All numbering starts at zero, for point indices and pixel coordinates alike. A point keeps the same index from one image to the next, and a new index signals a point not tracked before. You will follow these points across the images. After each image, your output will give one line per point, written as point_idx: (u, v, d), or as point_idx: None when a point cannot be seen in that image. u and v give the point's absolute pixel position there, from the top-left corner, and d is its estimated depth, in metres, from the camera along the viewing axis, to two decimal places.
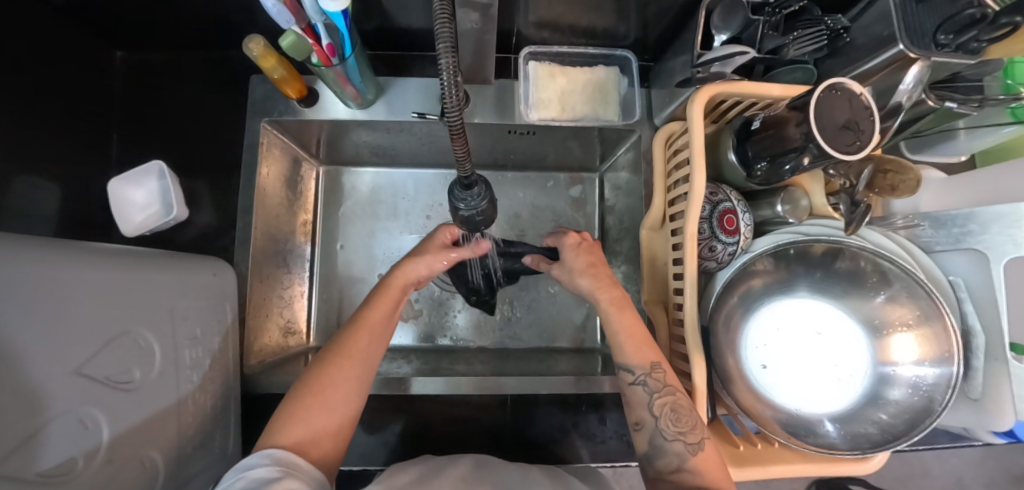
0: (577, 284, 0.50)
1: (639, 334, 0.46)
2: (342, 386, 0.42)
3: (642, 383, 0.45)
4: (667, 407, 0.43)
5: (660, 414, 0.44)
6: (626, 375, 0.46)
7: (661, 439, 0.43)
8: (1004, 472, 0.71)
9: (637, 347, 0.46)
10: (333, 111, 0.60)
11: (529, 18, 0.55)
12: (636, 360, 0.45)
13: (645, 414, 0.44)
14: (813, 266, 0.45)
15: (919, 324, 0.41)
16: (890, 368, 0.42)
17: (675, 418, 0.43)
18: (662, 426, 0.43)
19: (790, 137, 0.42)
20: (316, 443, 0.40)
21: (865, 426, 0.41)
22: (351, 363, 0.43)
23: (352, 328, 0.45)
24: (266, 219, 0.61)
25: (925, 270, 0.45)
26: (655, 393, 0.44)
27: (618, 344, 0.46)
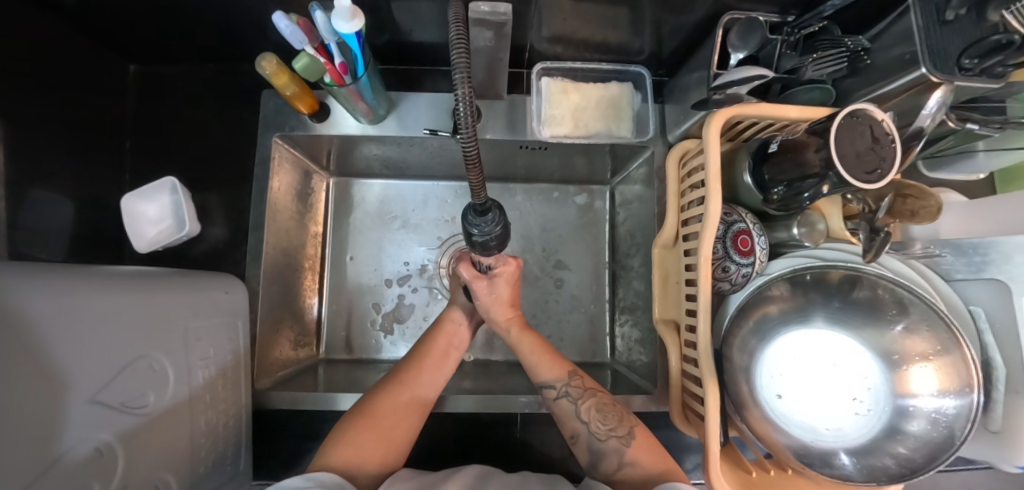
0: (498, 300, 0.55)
1: (537, 349, 0.54)
2: (399, 412, 0.48)
3: (564, 394, 0.51)
4: (593, 410, 0.49)
5: (589, 418, 0.49)
6: (550, 391, 0.52)
7: (597, 441, 0.48)
8: None
9: (548, 362, 0.53)
10: (344, 126, 0.60)
11: (542, 35, 0.55)
12: (552, 376, 0.52)
13: (576, 424, 0.50)
14: (830, 294, 0.45)
15: (939, 357, 0.40)
16: (909, 401, 0.41)
17: (602, 418, 0.49)
18: (593, 430, 0.49)
19: (808, 163, 0.41)
20: (366, 461, 0.44)
21: (882, 459, 0.41)
22: (408, 391, 0.49)
23: (412, 364, 0.52)
24: (277, 233, 0.61)
25: (944, 299, 0.44)
26: (578, 400, 0.51)
27: (533, 362, 0.54)
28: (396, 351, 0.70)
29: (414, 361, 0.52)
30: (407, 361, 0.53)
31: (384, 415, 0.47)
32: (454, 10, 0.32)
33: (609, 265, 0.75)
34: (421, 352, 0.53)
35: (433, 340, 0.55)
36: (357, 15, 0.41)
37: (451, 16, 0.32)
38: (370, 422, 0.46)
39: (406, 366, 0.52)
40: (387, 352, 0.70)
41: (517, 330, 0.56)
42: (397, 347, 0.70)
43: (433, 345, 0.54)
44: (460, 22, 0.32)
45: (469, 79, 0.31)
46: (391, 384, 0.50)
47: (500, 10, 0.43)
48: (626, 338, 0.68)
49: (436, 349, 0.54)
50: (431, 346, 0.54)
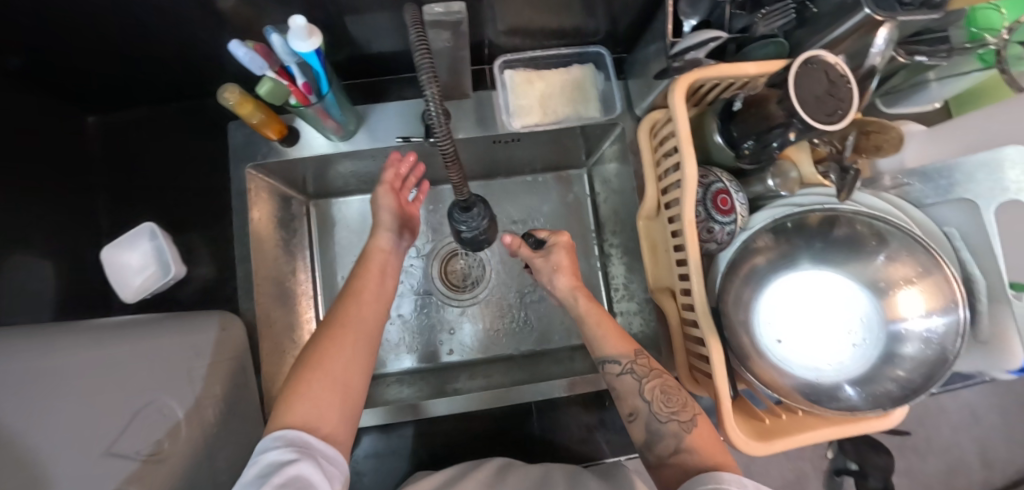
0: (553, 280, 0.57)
1: (607, 323, 0.53)
2: (345, 351, 0.43)
3: (629, 371, 0.49)
4: (658, 391, 0.47)
5: (651, 398, 0.47)
6: (613, 367, 0.50)
7: (657, 423, 0.46)
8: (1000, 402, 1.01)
9: (615, 339, 0.51)
10: (315, 147, 0.59)
11: (499, 28, 0.55)
12: (619, 352, 0.50)
13: (637, 402, 0.48)
14: (812, 236, 0.46)
15: (921, 278, 0.42)
16: (900, 325, 0.43)
17: (667, 400, 0.47)
18: (655, 410, 0.47)
19: (773, 114, 0.43)
20: (331, 410, 0.39)
21: (884, 385, 0.42)
22: (348, 330, 0.44)
23: (343, 303, 0.48)
24: (264, 264, 0.60)
25: (921, 225, 0.46)
26: (643, 379, 0.48)
27: (598, 336, 0.52)
28: (400, 363, 0.69)
29: (350, 302, 0.48)
30: (341, 298, 0.49)
31: (332, 357, 0.42)
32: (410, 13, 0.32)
33: (599, 246, 0.76)
34: (356, 290, 0.49)
35: (362, 284, 0.50)
36: (313, 33, 0.42)
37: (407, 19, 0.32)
38: (318, 361, 0.41)
39: (344, 305, 0.47)
40: (391, 365, 0.69)
41: (576, 295, 0.55)
42: (403, 359, 0.70)
43: (366, 273, 0.52)
44: (416, 22, 0.32)
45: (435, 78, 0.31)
46: (329, 326, 0.45)
47: (454, 9, 0.44)
48: (626, 314, 0.69)
49: (374, 277, 0.51)
50: (363, 291, 0.49)
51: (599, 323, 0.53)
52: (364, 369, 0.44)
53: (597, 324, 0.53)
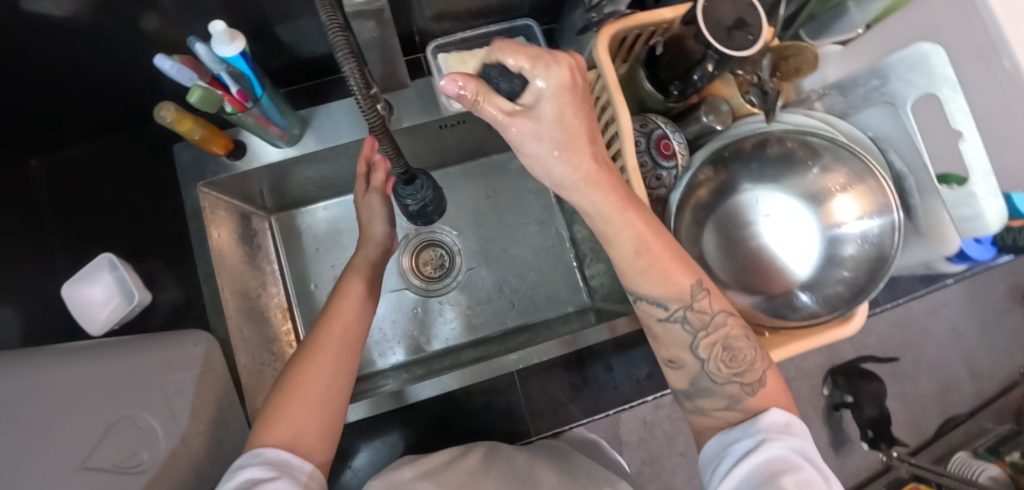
0: (562, 167, 0.33)
1: (649, 239, 0.38)
2: (325, 373, 0.41)
3: (679, 319, 0.41)
4: (717, 348, 0.41)
5: (707, 357, 0.41)
6: (656, 310, 0.41)
7: (709, 382, 0.42)
8: (917, 342, 1.37)
9: (660, 276, 0.39)
10: (265, 156, 0.60)
11: (426, 14, 0.56)
12: (665, 293, 0.40)
13: (685, 356, 0.42)
14: (747, 159, 0.47)
15: (853, 184, 0.44)
16: (838, 230, 0.45)
17: (727, 360, 0.41)
18: (710, 370, 0.41)
19: (692, 50, 0.44)
20: (307, 433, 0.38)
21: (834, 288, 0.45)
22: (325, 350, 0.43)
23: (323, 322, 0.46)
24: (233, 280, 0.60)
25: (848, 134, 0.48)
26: (698, 331, 0.41)
27: (638, 267, 0.39)
28: (388, 360, 0.70)
29: (329, 320, 0.46)
30: (322, 319, 0.47)
31: (311, 377, 0.40)
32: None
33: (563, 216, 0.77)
34: (336, 308, 0.48)
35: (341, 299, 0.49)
36: (236, 36, 0.42)
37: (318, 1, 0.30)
38: (300, 385, 0.39)
39: (324, 325, 0.45)
40: (380, 362, 0.70)
41: (632, 228, 0.37)
42: (389, 354, 0.70)
43: (346, 293, 0.50)
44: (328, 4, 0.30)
45: (355, 54, 0.30)
46: (310, 348, 0.43)
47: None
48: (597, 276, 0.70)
49: (353, 296, 0.49)
50: (341, 310, 0.48)
51: (641, 248, 0.38)
52: (346, 392, 0.43)
53: (649, 253, 0.38)
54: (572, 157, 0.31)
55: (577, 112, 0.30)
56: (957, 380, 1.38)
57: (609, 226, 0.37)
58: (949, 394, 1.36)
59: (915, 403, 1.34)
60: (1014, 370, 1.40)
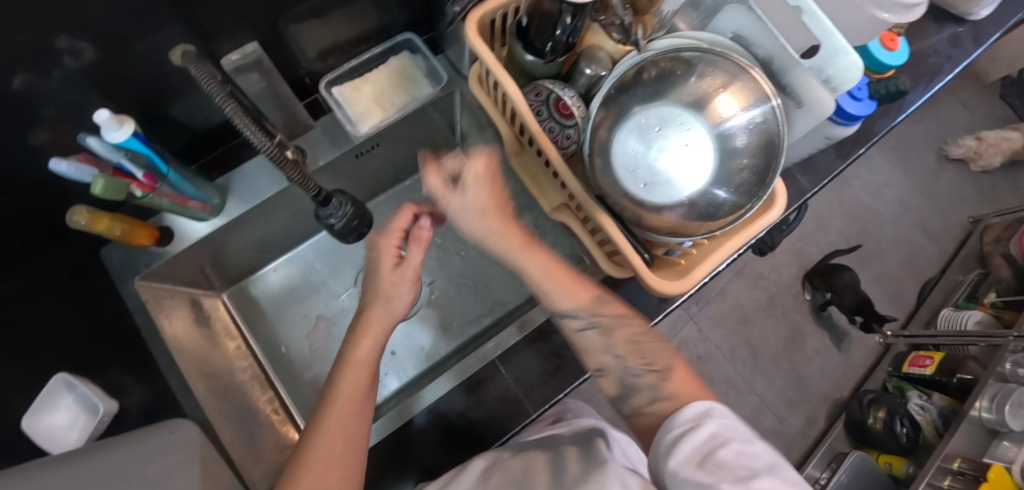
0: (483, 226, 0.44)
1: (556, 273, 0.48)
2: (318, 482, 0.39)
3: (590, 324, 0.48)
4: (630, 345, 0.48)
5: (623, 353, 0.48)
6: (572, 323, 0.49)
7: (631, 377, 0.47)
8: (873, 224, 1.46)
9: (570, 291, 0.48)
10: (193, 234, 0.60)
11: (309, 55, 0.59)
12: (577, 303, 0.48)
13: (607, 359, 0.48)
14: (632, 90, 0.50)
15: (729, 83, 0.47)
16: (726, 125, 0.47)
17: (638, 352, 0.48)
18: (627, 364, 0.48)
19: (550, 11, 0.48)
20: None
21: (740, 177, 0.47)
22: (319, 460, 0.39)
23: (319, 420, 0.42)
24: (194, 362, 0.59)
25: (710, 41, 0.51)
26: (609, 331, 0.48)
27: (549, 289, 0.48)
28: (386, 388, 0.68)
29: (324, 417, 0.42)
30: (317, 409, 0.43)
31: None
32: (190, 60, 0.34)
33: None
34: (338, 392, 0.43)
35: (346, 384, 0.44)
36: (124, 120, 0.44)
37: (189, 63, 0.34)
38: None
39: (315, 423, 0.42)
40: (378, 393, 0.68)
41: (534, 261, 0.47)
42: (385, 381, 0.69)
43: (352, 383, 0.44)
44: (207, 75, 0.33)
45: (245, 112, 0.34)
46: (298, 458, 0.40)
47: (249, 51, 0.51)
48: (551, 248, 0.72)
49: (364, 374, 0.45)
50: (347, 396, 0.43)
51: (548, 275, 0.48)
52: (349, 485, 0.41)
53: (557, 281, 0.48)
54: (483, 219, 0.44)
55: (488, 192, 0.43)
56: (920, 247, 1.47)
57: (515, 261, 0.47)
58: (917, 262, 1.44)
59: (890, 280, 1.41)
60: (964, 221, 1.50)
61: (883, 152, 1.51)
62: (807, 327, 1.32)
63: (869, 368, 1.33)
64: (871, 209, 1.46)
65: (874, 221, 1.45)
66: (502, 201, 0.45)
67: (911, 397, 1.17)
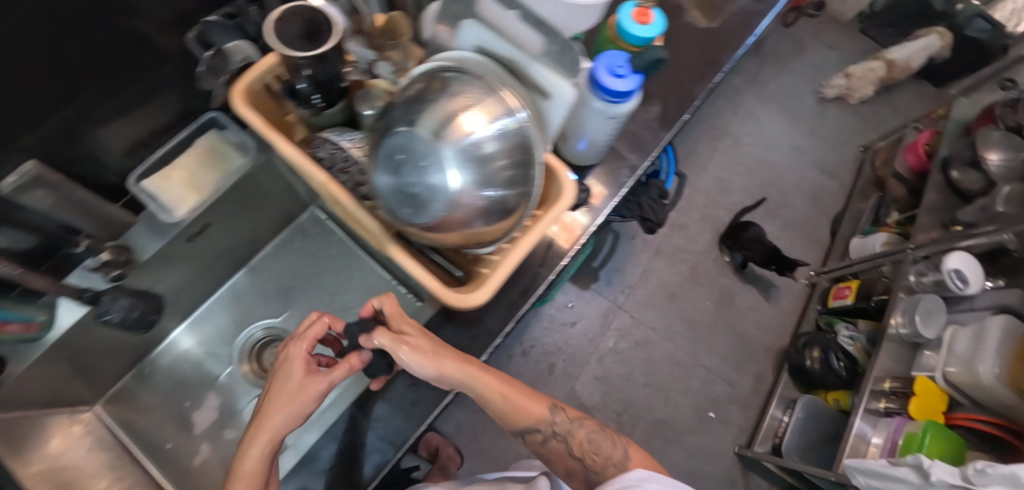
0: (434, 366, 0.52)
1: (504, 392, 0.57)
2: None
3: (552, 435, 0.57)
4: (584, 444, 0.56)
5: (581, 455, 0.55)
6: (535, 436, 0.57)
7: (591, 474, 0.54)
8: (774, 173, 1.54)
9: (518, 404, 0.57)
10: (21, 356, 0.54)
11: (110, 148, 0.61)
12: (529, 421, 0.57)
13: (570, 463, 0.56)
14: (388, 118, 0.47)
15: (476, 96, 0.45)
16: (473, 137, 0.44)
17: (595, 448, 0.55)
18: (586, 465, 0.54)
19: (293, 66, 0.49)
20: None
21: (505, 179, 0.46)
22: None
23: None
24: (54, 475, 0.55)
25: (457, 58, 0.50)
26: (567, 440, 0.57)
27: (496, 402, 0.56)
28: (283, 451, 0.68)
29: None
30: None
31: None
32: None
33: (363, 251, 0.82)
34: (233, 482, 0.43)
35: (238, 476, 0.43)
36: None
37: None
38: None
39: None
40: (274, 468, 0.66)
41: (481, 383, 0.55)
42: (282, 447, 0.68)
43: (252, 463, 0.43)
44: None
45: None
46: None
47: (22, 168, 0.50)
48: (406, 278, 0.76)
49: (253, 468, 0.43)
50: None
51: (505, 399, 0.56)
52: None
53: (489, 380, 0.55)
54: (433, 365, 0.52)
55: (424, 337, 0.54)
56: (821, 186, 1.55)
57: (476, 390, 0.55)
58: (820, 201, 1.52)
59: (801, 223, 1.49)
60: (855, 152, 1.60)
61: (765, 108, 1.61)
62: (735, 286, 1.37)
63: (801, 311, 1.38)
64: (767, 162, 1.54)
65: (772, 173, 1.53)
66: (437, 340, 0.55)
67: (840, 330, 1.19)
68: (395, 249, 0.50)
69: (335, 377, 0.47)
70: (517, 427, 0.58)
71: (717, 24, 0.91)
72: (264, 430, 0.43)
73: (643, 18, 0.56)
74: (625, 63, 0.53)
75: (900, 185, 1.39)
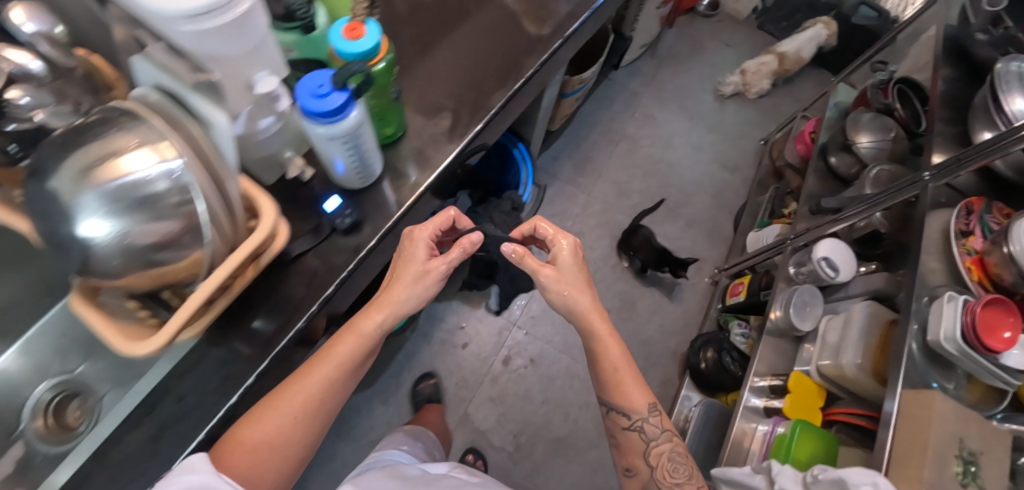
0: (540, 280, 0.65)
1: (628, 384, 0.68)
2: (251, 440, 0.49)
3: (638, 425, 0.67)
4: (665, 465, 0.66)
5: (656, 455, 0.67)
6: (625, 419, 0.68)
7: (654, 482, 0.66)
8: (675, 172, 1.52)
9: (639, 392, 0.67)
10: None
11: None
12: (635, 407, 0.67)
13: (639, 463, 0.68)
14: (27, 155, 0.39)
15: (135, 133, 0.38)
16: (127, 178, 0.37)
17: (674, 470, 0.65)
18: (652, 472, 0.66)
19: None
20: (243, 469, 0.48)
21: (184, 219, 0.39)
22: (279, 408, 0.52)
23: (266, 403, 0.52)
24: None
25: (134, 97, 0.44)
26: (652, 441, 0.67)
27: (614, 381, 0.67)
28: None
29: (305, 373, 0.55)
30: (296, 374, 0.56)
31: (246, 434, 0.50)
32: None
33: None
34: (298, 378, 0.54)
35: (315, 373, 0.55)
36: None
37: None
38: (229, 446, 0.49)
39: (293, 375, 0.55)
40: None
41: (602, 323, 0.65)
42: None
43: (293, 383, 0.54)
44: None
45: None
46: (255, 409, 0.52)
47: None
48: None
49: (333, 359, 0.56)
50: (275, 401, 0.52)
51: (621, 353, 0.67)
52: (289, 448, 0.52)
53: (622, 374, 0.67)
54: (576, 294, 0.65)
55: (568, 254, 0.67)
56: (724, 182, 1.54)
57: (594, 336, 0.66)
58: (723, 197, 1.51)
59: (703, 221, 1.47)
60: (756, 144, 1.60)
61: (664, 109, 1.61)
62: (634, 292, 1.34)
63: (705, 310, 1.35)
64: (666, 163, 1.53)
65: (672, 173, 1.52)
66: (571, 278, 0.65)
67: (733, 328, 1.19)
68: (80, 300, 0.41)
69: (438, 270, 0.62)
70: (642, 408, 0.67)
71: (548, 22, 0.86)
72: (388, 299, 0.60)
73: (356, 31, 0.53)
74: (328, 82, 0.51)
75: (795, 175, 1.38)
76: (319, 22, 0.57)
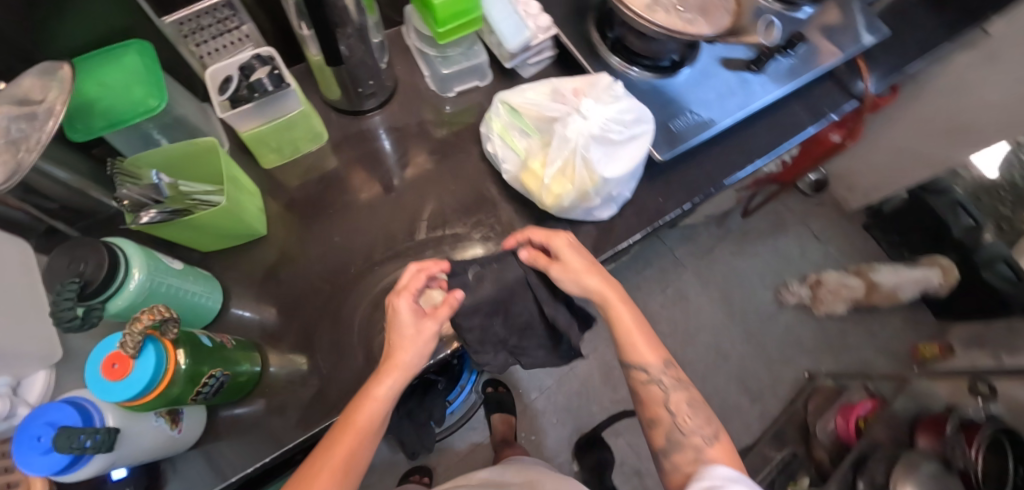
0: (584, 283, 0.51)
1: (676, 396, 0.51)
2: (332, 469, 0.41)
3: (704, 443, 0.48)
4: (663, 412, 0.51)
5: (681, 421, 0.50)
6: (641, 375, 0.52)
7: (679, 434, 0.49)
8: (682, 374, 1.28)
9: (699, 416, 0.50)
10: None
11: None
12: (652, 362, 0.52)
13: (663, 418, 0.51)
14: None
15: None
16: None
17: (690, 414, 0.50)
18: (676, 422, 0.50)
19: None
20: None
21: None
22: (329, 461, 0.42)
23: (321, 450, 0.43)
24: None
25: None
26: (707, 446, 0.48)
27: (668, 407, 0.51)
28: None
29: (340, 428, 0.44)
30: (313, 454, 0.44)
31: None
32: None
33: None
34: (327, 444, 0.44)
35: (342, 428, 0.44)
36: None
37: None
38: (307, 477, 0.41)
39: (328, 438, 0.44)
40: None
41: (646, 341, 0.52)
42: None
43: (343, 428, 0.44)
44: None
45: None
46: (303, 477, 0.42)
47: None
48: None
49: (350, 433, 0.43)
50: (337, 438, 0.43)
51: (669, 375, 0.52)
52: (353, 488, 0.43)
53: (678, 394, 0.51)
54: (600, 306, 0.51)
55: (611, 287, 0.52)
56: (738, 406, 1.27)
57: (643, 350, 0.52)
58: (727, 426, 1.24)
59: None
60: (798, 375, 1.29)
61: (704, 292, 1.35)
62: None
63: None
64: (677, 358, 1.29)
65: None
66: (621, 295, 0.52)
67: None
68: None
69: (434, 325, 0.47)
70: (691, 426, 0.49)
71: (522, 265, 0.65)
72: (363, 410, 0.45)
73: (119, 367, 0.38)
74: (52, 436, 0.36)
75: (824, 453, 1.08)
76: (134, 277, 0.45)
